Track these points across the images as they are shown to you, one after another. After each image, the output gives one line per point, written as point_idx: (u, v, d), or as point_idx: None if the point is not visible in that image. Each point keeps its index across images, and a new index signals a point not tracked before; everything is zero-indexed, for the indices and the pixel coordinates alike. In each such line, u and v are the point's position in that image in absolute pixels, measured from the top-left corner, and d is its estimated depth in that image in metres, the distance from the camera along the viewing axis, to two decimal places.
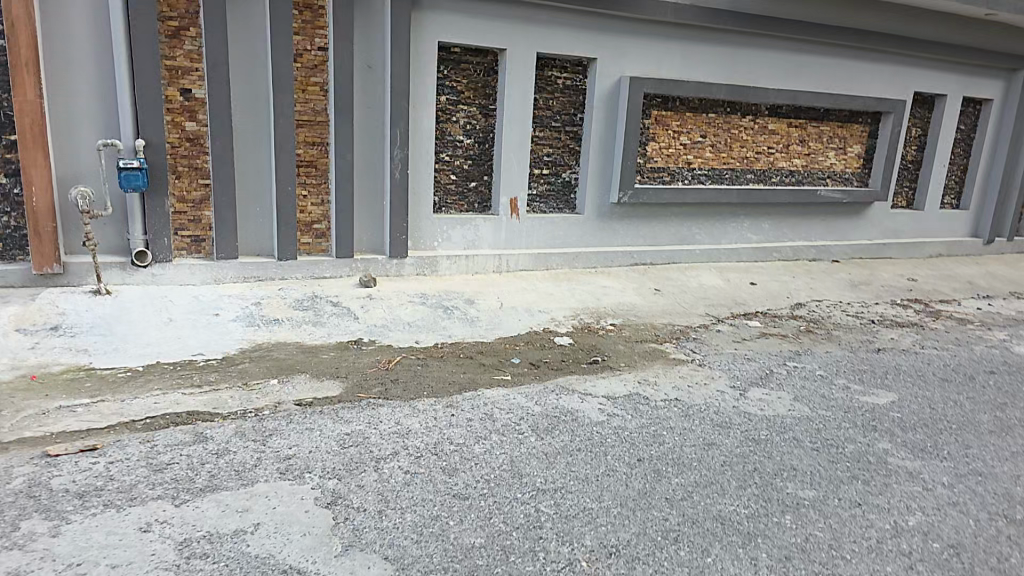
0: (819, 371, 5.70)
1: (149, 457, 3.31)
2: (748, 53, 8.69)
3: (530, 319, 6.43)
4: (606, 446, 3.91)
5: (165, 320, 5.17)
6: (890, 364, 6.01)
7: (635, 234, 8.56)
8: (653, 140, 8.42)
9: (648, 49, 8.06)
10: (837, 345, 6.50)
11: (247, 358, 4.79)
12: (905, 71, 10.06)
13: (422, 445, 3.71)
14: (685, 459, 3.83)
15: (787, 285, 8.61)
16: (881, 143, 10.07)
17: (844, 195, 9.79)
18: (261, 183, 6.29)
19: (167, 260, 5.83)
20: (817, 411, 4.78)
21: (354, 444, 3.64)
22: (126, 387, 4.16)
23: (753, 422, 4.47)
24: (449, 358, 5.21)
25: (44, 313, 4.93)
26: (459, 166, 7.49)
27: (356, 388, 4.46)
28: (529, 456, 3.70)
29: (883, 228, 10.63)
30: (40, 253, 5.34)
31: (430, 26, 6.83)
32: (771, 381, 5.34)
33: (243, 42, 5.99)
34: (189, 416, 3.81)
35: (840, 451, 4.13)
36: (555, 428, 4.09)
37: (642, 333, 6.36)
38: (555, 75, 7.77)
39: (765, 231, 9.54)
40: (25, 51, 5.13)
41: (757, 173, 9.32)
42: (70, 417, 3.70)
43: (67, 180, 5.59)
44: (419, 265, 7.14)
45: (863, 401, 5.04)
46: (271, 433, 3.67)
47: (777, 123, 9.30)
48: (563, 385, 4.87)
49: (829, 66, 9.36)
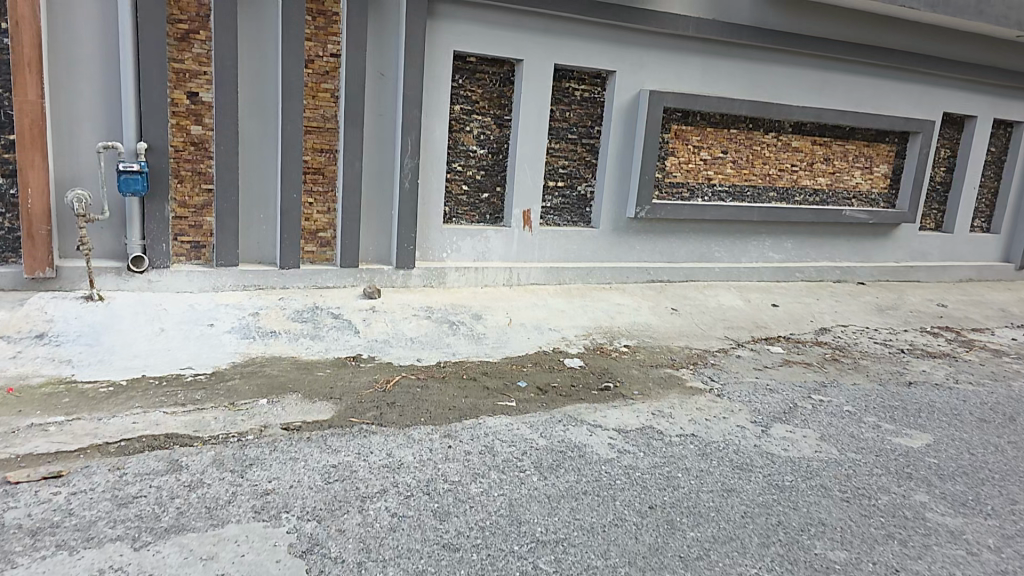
0: (847, 406, 5.31)
1: (116, 488, 3.06)
2: (773, 68, 8.34)
3: (540, 337, 6.10)
4: (614, 489, 3.60)
5: (155, 331, 4.94)
6: (922, 400, 5.60)
7: (653, 251, 8.23)
8: (672, 154, 8.08)
9: (671, 61, 7.75)
10: (866, 377, 6.10)
11: (238, 374, 4.53)
12: (938, 90, 9.64)
13: (413, 482, 3.42)
14: (701, 508, 3.50)
15: (810, 307, 8.20)
16: (911, 163, 9.63)
17: (871, 216, 9.37)
18: (265, 188, 6.07)
19: (164, 267, 5.60)
20: (846, 454, 4.40)
21: (339, 478, 3.37)
22: (105, 404, 3.91)
23: (776, 466, 4.12)
24: (451, 380, 4.91)
25: (30, 321, 4.73)
26: (471, 177, 7.22)
27: (349, 412, 4.17)
28: (528, 498, 3.40)
29: (911, 250, 10.18)
30: (32, 256, 5.11)
31: (445, 34, 6.59)
32: (796, 417, 4.97)
33: (253, 45, 5.78)
34: (167, 440, 3.56)
35: (872, 503, 3.77)
36: (559, 466, 3.78)
37: (657, 357, 6.01)
38: (572, 87, 7.48)
39: (788, 251, 9.15)
40: (30, 50, 4.92)
41: (780, 191, 8.94)
42: (41, 438, 3.46)
43: (65, 182, 5.38)
44: (426, 276, 6.84)
45: (896, 444, 4.66)
46: (252, 463, 3.41)
47: (801, 140, 8.93)
48: (572, 415, 4.54)
49: (858, 83, 8.97)
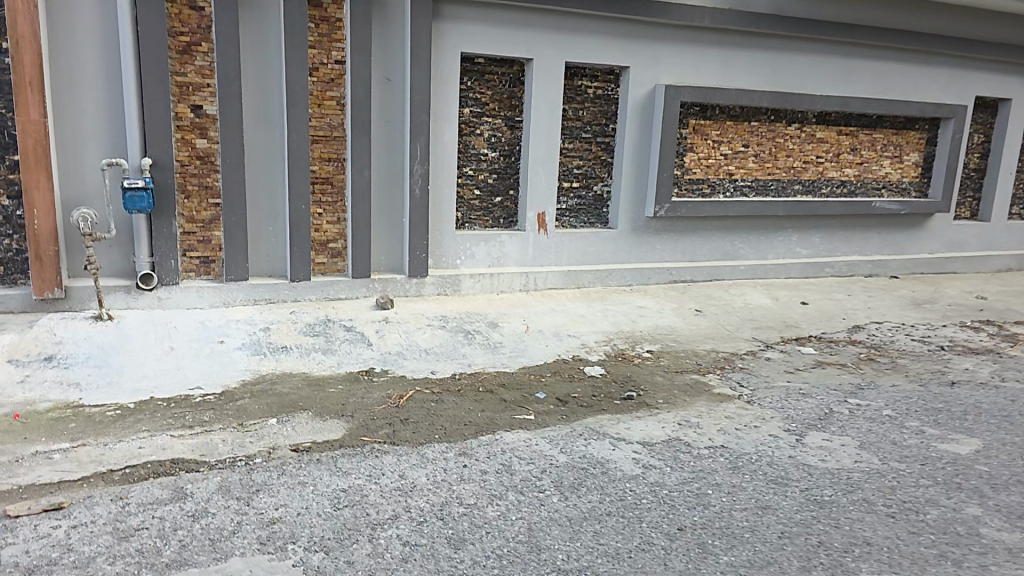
0: (886, 410, 5.00)
1: (117, 521, 2.93)
2: (794, 57, 8.03)
3: (559, 344, 5.90)
4: (640, 509, 3.38)
5: (165, 350, 4.84)
6: (967, 401, 5.27)
7: (674, 250, 7.97)
8: (691, 150, 7.81)
9: (686, 54, 7.49)
10: (905, 377, 5.78)
11: (249, 394, 4.40)
12: (969, 73, 9.21)
13: (427, 506, 3.25)
14: (734, 529, 3.27)
15: (842, 304, 7.86)
16: (943, 150, 9.21)
17: (902, 206, 8.99)
18: (274, 199, 5.97)
19: (173, 283, 5.53)
20: (889, 464, 4.11)
21: (349, 504, 3.20)
22: (112, 429, 3.80)
23: (814, 479, 3.86)
24: (467, 393, 4.72)
25: (39, 343, 4.67)
26: (484, 181, 7.05)
27: (360, 430, 4.01)
28: (548, 521, 3.21)
29: (946, 240, 9.74)
30: (41, 277, 5.07)
31: (451, 35, 6.43)
32: (832, 424, 4.69)
33: (257, 55, 5.68)
34: (173, 466, 3.44)
35: (921, 519, 3.49)
36: (581, 484, 3.57)
37: (683, 362, 5.76)
38: (585, 85, 7.26)
39: (817, 246, 8.80)
40: (31, 69, 4.87)
41: (805, 184, 8.61)
42: (45, 467, 3.35)
43: (71, 201, 5.32)
44: (440, 284, 6.70)
45: (942, 451, 4.35)
46: (258, 490, 3.27)
47: (825, 130, 8.59)
48: (593, 427, 4.34)
49: (884, 69, 8.60)
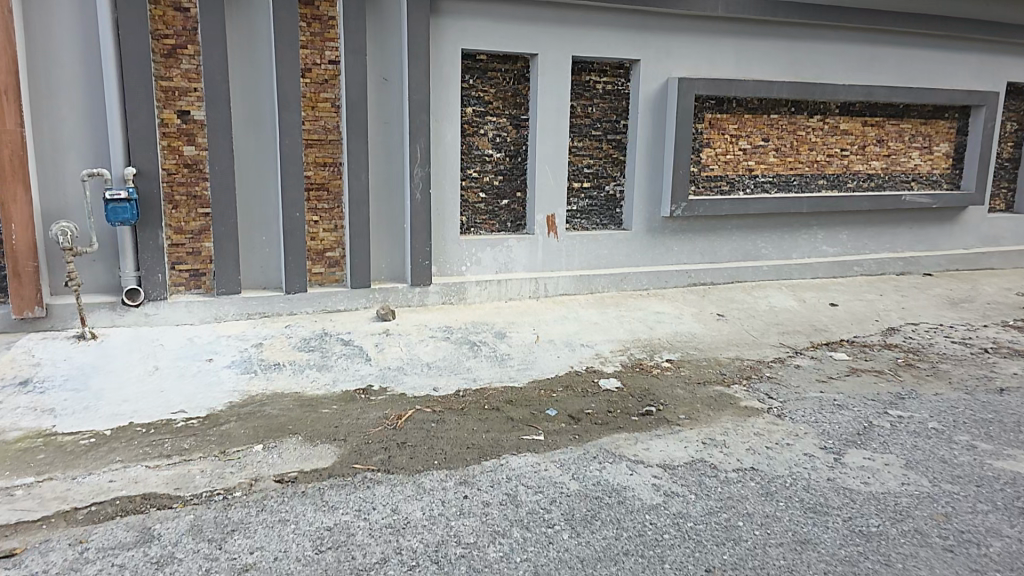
0: (931, 422, 4.54)
1: (71, 571, 2.63)
2: (814, 45, 7.59)
3: (571, 355, 5.51)
4: (662, 546, 2.99)
5: (149, 371, 4.57)
6: (1020, 411, 4.78)
7: (692, 251, 7.54)
8: (707, 145, 7.39)
9: (698, 46, 7.09)
10: (948, 384, 5.29)
11: (234, 417, 4.08)
12: (1001, 57, 8.67)
13: (420, 546, 2.90)
14: (770, 570, 2.86)
15: (873, 304, 7.37)
16: (975, 139, 8.67)
17: (933, 199, 8.47)
18: (265, 207, 5.68)
19: (161, 298, 5.26)
20: (940, 486, 3.67)
21: (333, 546, 2.86)
22: (83, 460, 3.51)
23: (857, 506, 3.42)
24: (471, 412, 4.36)
25: (16, 366, 4.44)
26: (489, 183, 6.70)
27: (352, 456, 3.67)
28: (557, 563, 2.83)
29: (980, 235, 9.18)
30: (20, 296, 4.83)
31: (450, 32, 6.10)
32: (872, 440, 4.24)
33: (245, 57, 5.41)
34: (143, 502, 3.12)
35: (984, 553, 3.05)
36: (595, 517, 3.19)
37: (704, 371, 5.35)
38: (594, 80, 6.89)
39: (844, 243, 8.32)
40: (5, 77, 4.64)
41: (829, 178, 8.14)
42: (3, 506, 3.06)
43: (52, 215, 5.08)
44: (445, 292, 6.36)
45: (998, 469, 3.89)
46: (233, 530, 2.94)
47: (849, 121, 8.12)
48: (609, 449, 3.95)
49: (909, 56, 8.12)
